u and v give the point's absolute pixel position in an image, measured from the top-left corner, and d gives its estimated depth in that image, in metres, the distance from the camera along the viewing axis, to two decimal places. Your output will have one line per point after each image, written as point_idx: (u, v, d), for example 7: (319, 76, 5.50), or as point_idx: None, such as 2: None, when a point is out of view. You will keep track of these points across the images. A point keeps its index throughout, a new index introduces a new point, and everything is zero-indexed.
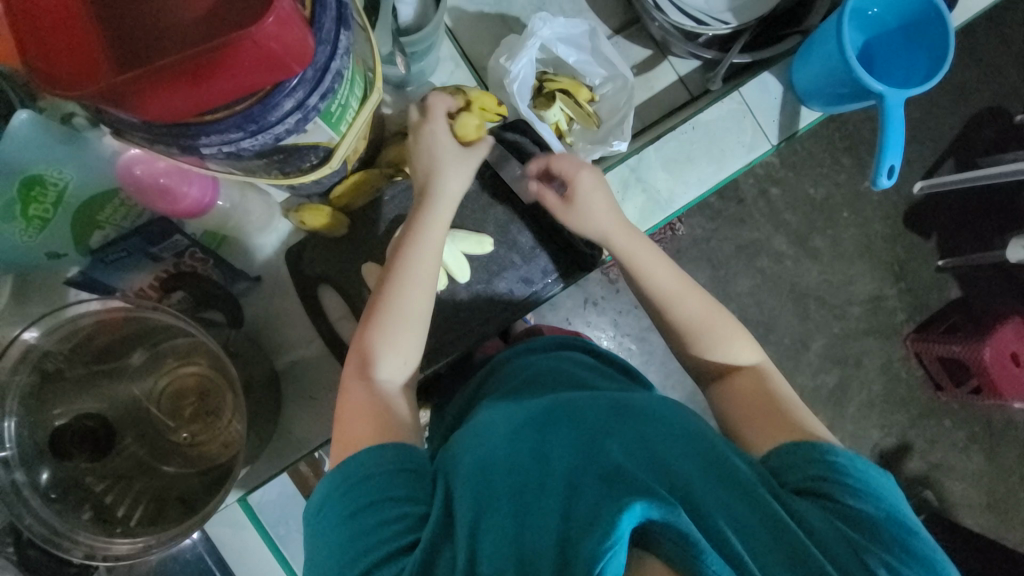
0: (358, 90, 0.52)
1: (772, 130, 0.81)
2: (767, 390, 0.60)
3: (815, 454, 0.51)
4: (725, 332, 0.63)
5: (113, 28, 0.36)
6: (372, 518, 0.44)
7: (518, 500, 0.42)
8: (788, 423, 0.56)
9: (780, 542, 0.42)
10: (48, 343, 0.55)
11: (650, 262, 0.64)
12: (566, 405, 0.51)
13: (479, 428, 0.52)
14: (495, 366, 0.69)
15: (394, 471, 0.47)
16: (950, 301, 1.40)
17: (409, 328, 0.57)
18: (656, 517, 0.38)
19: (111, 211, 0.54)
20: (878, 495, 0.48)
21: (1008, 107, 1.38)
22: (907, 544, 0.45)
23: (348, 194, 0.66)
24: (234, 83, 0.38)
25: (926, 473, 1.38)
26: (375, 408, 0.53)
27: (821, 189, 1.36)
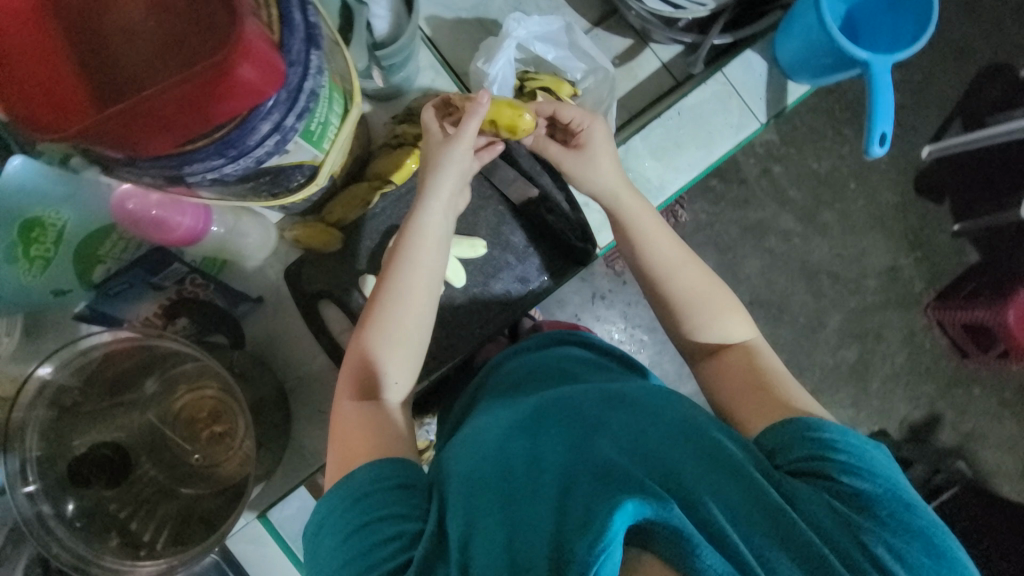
0: (338, 106, 0.53)
1: (759, 108, 0.79)
2: (759, 366, 0.59)
3: (805, 432, 0.50)
4: (716, 306, 0.63)
5: (97, 75, 0.38)
6: (366, 539, 0.44)
7: (510, 504, 0.44)
8: (777, 405, 0.56)
9: (772, 525, 0.42)
10: (62, 376, 0.57)
11: (644, 237, 0.65)
12: (555, 406, 0.52)
13: (472, 434, 0.53)
14: (491, 369, 0.71)
15: (390, 489, 0.47)
16: (969, 266, 1.36)
17: (404, 341, 0.57)
18: (650, 514, 0.40)
19: (110, 246, 0.56)
20: (873, 471, 0.48)
21: (1013, 63, 1.35)
22: (907, 522, 0.45)
23: (341, 210, 0.67)
24: (210, 112, 0.39)
25: (959, 444, 1.35)
26: (370, 423, 0.53)
27: (824, 163, 1.34)
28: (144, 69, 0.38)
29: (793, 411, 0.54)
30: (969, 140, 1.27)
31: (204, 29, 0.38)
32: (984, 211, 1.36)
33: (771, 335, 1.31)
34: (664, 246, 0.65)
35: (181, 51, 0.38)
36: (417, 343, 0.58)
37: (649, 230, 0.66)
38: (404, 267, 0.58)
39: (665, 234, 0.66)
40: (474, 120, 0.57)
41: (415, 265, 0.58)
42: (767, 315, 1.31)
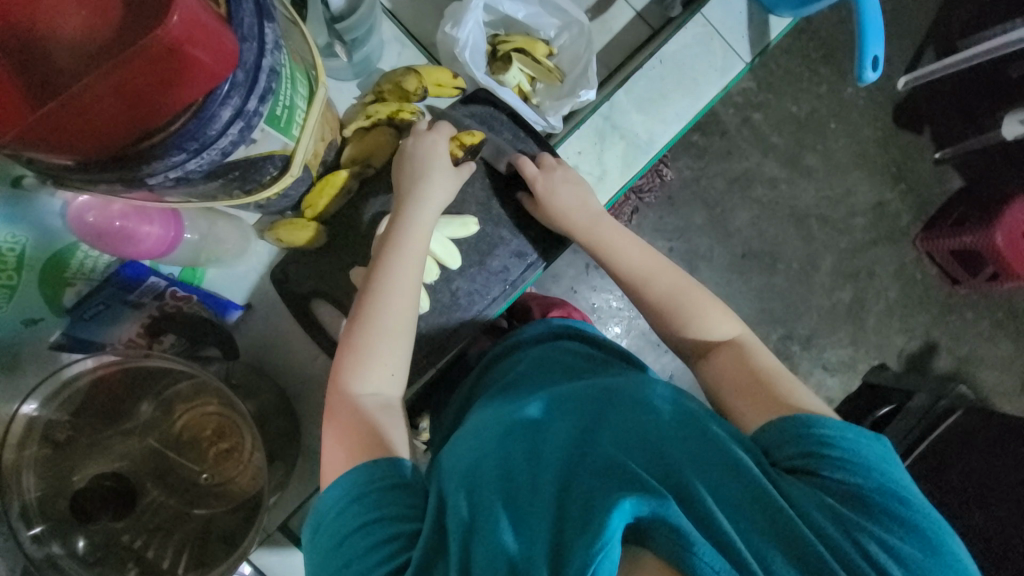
0: (302, 87, 0.49)
1: (743, 47, 0.76)
2: (750, 365, 0.57)
3: (799, 429, 0.49)
4: (697, 307, 0.62)
5: (22, 68, 0.33)
6: (363, 541, 0.44)
7: (507, 501, 0.43)
8: (774, 400, 0.54)
9: (766, 520, 0.42)
10: (50, 411, 0.54)
11: (616, 256, 0.66)
12: (549, 409, 0.52)
13: (470, 434, 0.53)
14: (489, 364, 0.70)
15: (386, 489, 0.47)
16: (952, 192, 1.36)
17: (393, 337, 0.56)
18: (645, 512, 0.40)
19: (77, 268, 0.54)
20: (872, 467, 0.47)
21: None
22: (904, 518, 0.44)
23: (320, 200, 0.63)
24: (160, 99, 0.35)
25: (956, 368, 1.37)
26: (362, 427, 0.52)
27: (803, 106, 1.32)
28: (74, 54, 0.33)
29: (793, 408, 0.52)
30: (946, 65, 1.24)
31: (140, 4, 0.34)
32: (966, 135, 1.35)
33: (767, 285, 1.30)
34: (642, 261, 0.65)
35: (116, 28, 0.33)
36: (405, 332, 0.57)
37: (621, 251, 0.66)
38: (394, 269, 0.58)
39: (642, 249, 0.66)
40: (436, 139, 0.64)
41: (393, 289, 0.57)
42: (760, 265, 1.30)
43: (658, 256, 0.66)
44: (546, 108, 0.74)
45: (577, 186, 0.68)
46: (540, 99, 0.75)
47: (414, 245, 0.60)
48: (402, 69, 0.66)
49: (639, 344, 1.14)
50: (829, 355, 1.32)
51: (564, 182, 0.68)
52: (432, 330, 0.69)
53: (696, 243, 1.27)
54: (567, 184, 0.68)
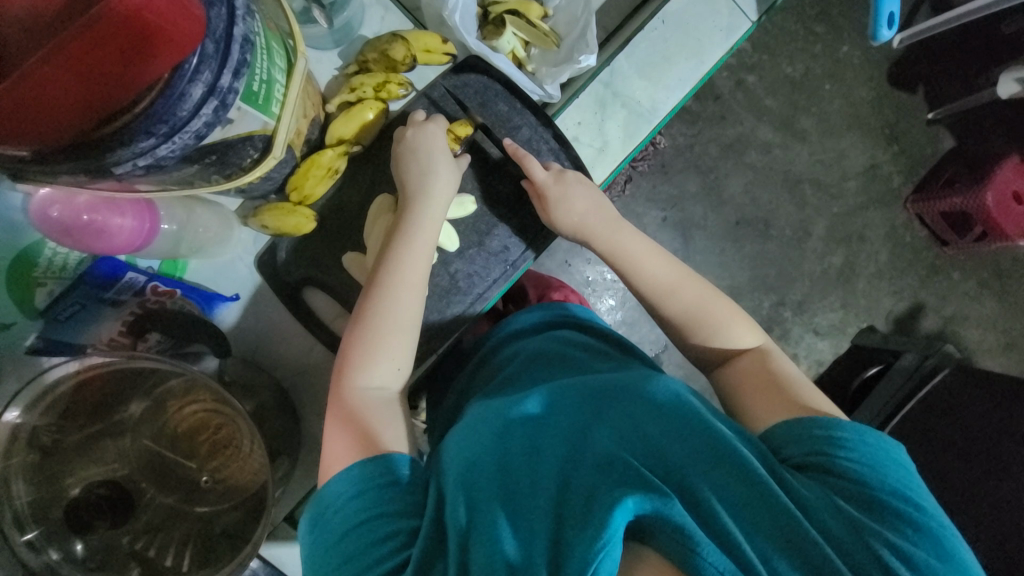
0: (279, 59, 0.45)
1: (749, 4, 0.71)
2: (773, 370, 0.58)
3: (814, 429, 0.49)
4: (720, 319, 0.62)
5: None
6: (364, 538, 0.43)
7: (508, 498, 0.43)
8: (789, 398, 0.54)
9: (769, 518, 0.42)
10: (34, 418, 0.52)
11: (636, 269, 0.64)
12: (554, 402, 0.51)
13: (470, 423, 0.52)
14: (485, 357, 0.69)
15: (385, 488, 0.46)
16: (945, 152, 1.34)
17: (393, 333, 0.54)
18: (648, 509, 0.40)
19: (44, 267, 0.51)
20: (881, 468, 0.47)
21: None
22: (914, 520, 0.44)
23: (306, 182, 0.59)
24: (120, 75, 0.31)
25: (942, 328, 1.39)
26: (361, 426, 0.50)
27: (798, 66, 1.28)
28: (16, 24, 0.29)
29: (814, 411, 0.52)
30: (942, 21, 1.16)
31: None
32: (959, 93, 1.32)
33: (760, 252, 1.29)
34: (660, 272, 0.64)
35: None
36: (414, 327, 0.56)
37: (640, 260, 0.64)
38: (394, 271, 0.56)
39: (660, 260, 0.64)
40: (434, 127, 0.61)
41: (392, 290, 0.55)
42: (753, 232, 1.29)
43: (680, 266, 0.65)
44: (543, 75, 0.69)
45: (588, 189, 0.65)
46: (535, 66, 0.70)
47: (426, 242, 0.58)
48: (388, 35, 0.61)
49: (635, 315, 1.14)
50: (820, 320, 1.33)
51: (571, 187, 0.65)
52: (432, 315, 0.66)
53: (690, 212, 1.25)
54: (576, 188, 0.65)
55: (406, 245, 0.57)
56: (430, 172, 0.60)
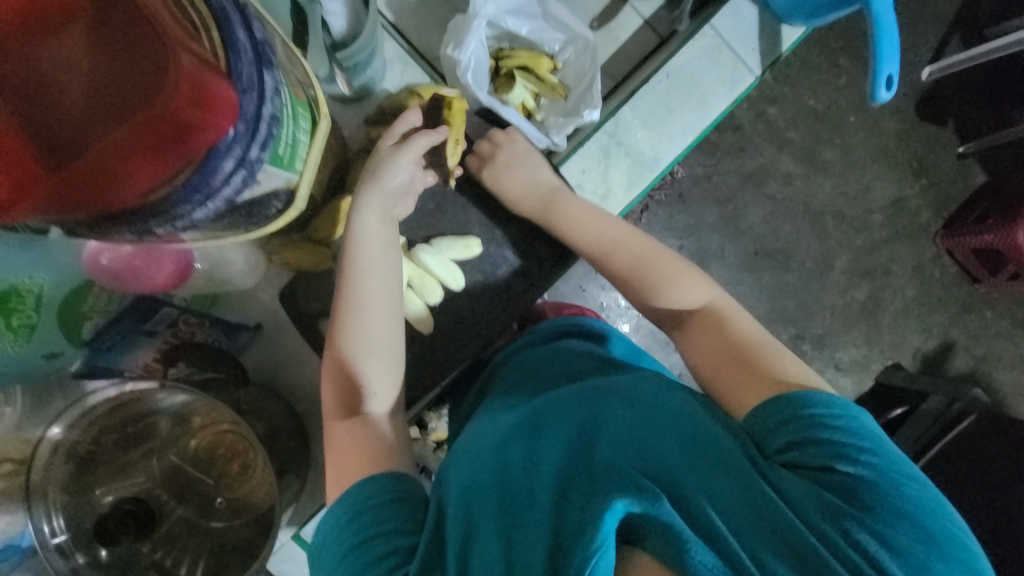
0: (304, 122, 0.49)
1: (753, 60, 0.74)
2: (731, 333, 0.58)
3: (795, 409, 0.48)
4: (664, 274, 0.63)
5: (21, 119, 0.33)
6: (363, 558, 0.45)
7: (505, 508, 0.45)
8: (756, 370, 0.54)
9: (760, 519, 0.42)
10: (74, 433, 0.56)
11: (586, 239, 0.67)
12: (543, 411, 0.53)
13: (472, 439, 0.55)
14: (496, 367, 0.71)
15: (380, 506, 0.48)
16: (976, 187, 1.31)
17: (383, 350, 0.58)
18: (637, 510, 0.41)
19: (93, 302, 0.57)
20: (864, 448, 0.46)
21: None
22: (897, 505, 0.43)
23: (328, 225, 0.65)
24: (167, 157, 0.36)
25: (974, 368, 1.34)
26: (362, 441, 0.54)
27: (821, 98, 1.27)
28: (76, 115, 0.34)
29: (787, 385, 0.52)
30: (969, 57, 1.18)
31: (140, 71, 0.34)
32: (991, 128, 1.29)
33: (779, 283, 1.28)
34: (604, 233, 0.66)
35: (117, 92, 0.34)
36: (390, 346, 0.59)
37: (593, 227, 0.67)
38: (376, 289, 0.59)
39: (607, 223, 0.67)
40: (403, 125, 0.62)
41: (375, 310, 0.59)
42: (772, 263, 1.28)
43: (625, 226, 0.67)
44: (551, 124, 0.73)
45: (536, 162, 0.69)
46: (543, 115, 0.74)
47: (380, 255, 0.60)
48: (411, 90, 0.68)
49: (649, 342, 1.15)
50: (842, 355, 1.31)
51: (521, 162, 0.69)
52: (436, 350, 0.71)
53: (707, 242, 1.25)
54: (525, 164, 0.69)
55: (387, 254, 0.60)
56: (396, 159, 0.61)
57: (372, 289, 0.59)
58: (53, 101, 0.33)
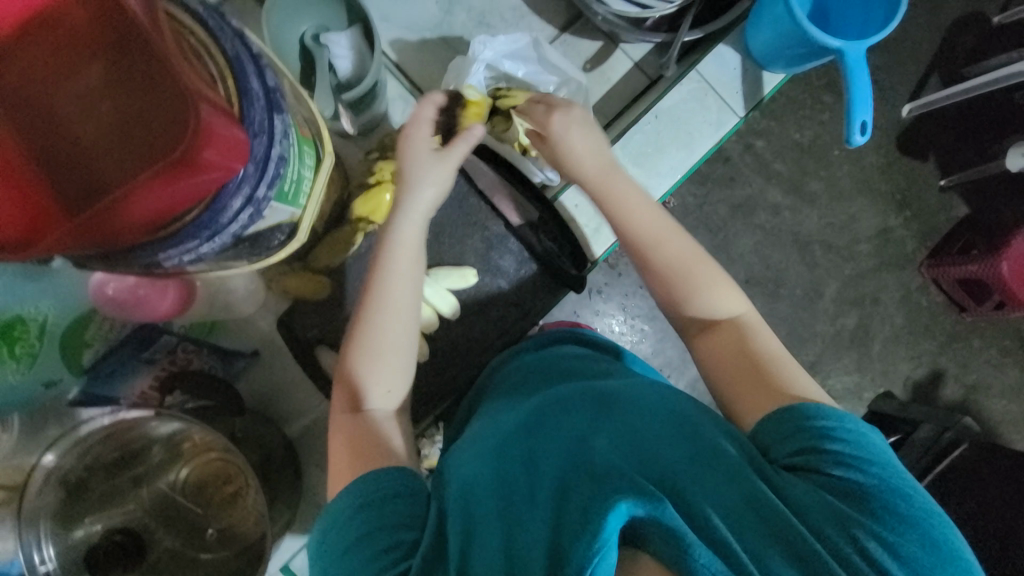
0: (309, 159, 0.51)
1: (736, 102, 0.79)
2: (752, 347, 0.57)
3: (801, 420, 0.49)
4: (707, 281, 0.61)
5: (66, 182, 0.37)
6: (366, 551, 0.45)
7: (507, 507, 0.45)
8: (771, 384, 0.54)
9: (762, 521, 0.42)
10: (69, 461, 0.55)
11: (631, 223, 0.63)
12: (545, 413, 0.54)
13: (472, 441, 0.55)
14: (493, 369, 0.70)
15: (383, 500, 0.48)
16: (959, 219, 1.33)
17: (392, 356, 0.57)
18: (642, 513, 0.41)
19: (95, 330, 0.59)
20: (869, 460, 0.46)
21: (988, 9, 1.30)
22: (901, 513, 0.43)
23: (327, 255, 0.68)
24: (176, 195, 0.37)
25: (963, 397, 1.36)
26: (365, 438, 0.54)
27: (806, 133, 1.32)
28: (112, 174, 0.37)
29: (794, 398, 0.52)
30: (949, 94, 1.22)
31: (164, 127, 0.37)
32: (972, 162, 1.33)
33: (770, 311, 1.31)
34: (651, 225, 0.63)
35: (143, 151, 0.37)
36: (405, 350, 0.58)
37: (639, 215, 0.63)
38: (395, 286, 0.58)
39: (652, 215, 0.64)
40: (429, 106, 0.64)
41: (397, 313, 0.58)
42: (762, 291, 1.31)
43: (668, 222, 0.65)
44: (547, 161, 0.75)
45: (591, 139, 0.66)
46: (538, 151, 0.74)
47: (409, 254, 0.60)
48: (449, 95, 0.68)
49: None
50: (834, 382, 1.32)
51: (575, 134, 0.66)
52: (431, 377, 0.73)
53: None
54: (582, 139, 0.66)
55: (418, 250, 0.61)
56: (418, 162, 0.61)
57: (391, 289, 0.58)
58: (89, 163, 0.37)
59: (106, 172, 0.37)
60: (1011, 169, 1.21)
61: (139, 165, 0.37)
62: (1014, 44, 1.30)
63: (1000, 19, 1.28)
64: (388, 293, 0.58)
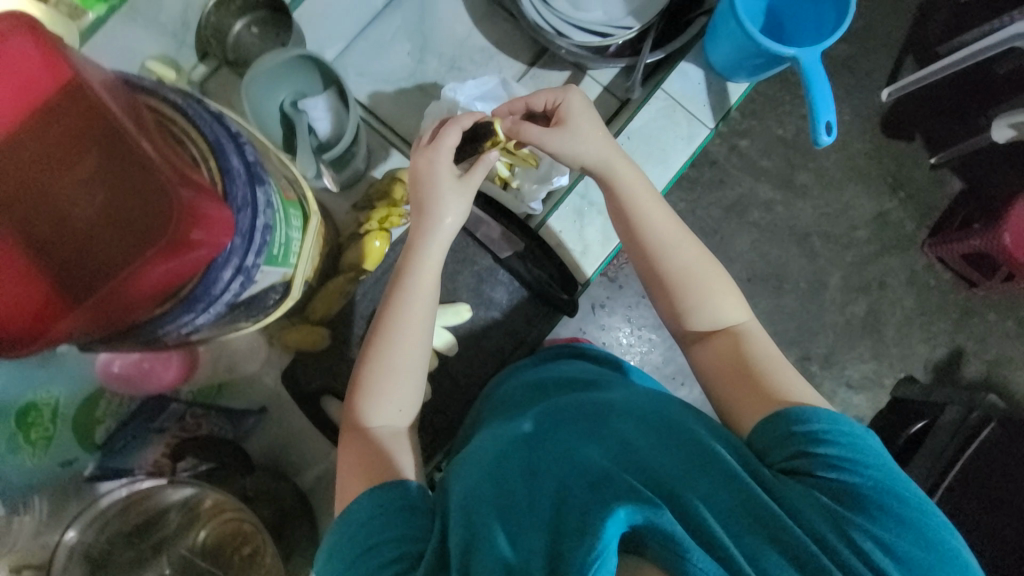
0: (296, 221, 0.54)
1: (705, 114, 0.81)
2: (747, 354, 0.58)
3: (790, 424, 0.50)
4: (715, 285, 0.62)
5: (64, 270, 0.40)
6: (373, 562, 0.45)
7: (505, 516, 0.45)
8: (765, 390, 0.54)
9: (756, 521, 0.42)
10: (90, 535, 0.57)
11: (643, 217, 0.64)
12: (545, 426, 0.54)
13: (473, 453, 0.55)
14: (489, 392, 0.71)
15: (390, 513, 0.48)
16: (956, 195, 1.32)
17: (397, 382, 0.57)
18: (641, 520, 0.41)
19: (104, 407, 0.62)
20: (865, 462, 0.46)
21: None
22: (899, 514, 0.43)
23: (323, 306, 0.70)
24: (169, 273, 0.40)
25: (987, 374, 1.33)
26: (368, 457, 0.54)
27: (789, 127, 1.32)
28: (109, 258, 0.39)
29: (787, 403, 0.52)
30: (929, 74, 1.20)
31: (154, 210, 0.39)
32: (960, 136, 1.31)
33: (776, 307, 1.30)
34: (664, 224, 0.64)
35: (136, 235, 0.39)
36: (415, 375, 0.58)
37: (649, 210, 0.64)
38: (400, 310, 0.58)
39: (662, 211, 0.64)
40: (455, 126, 0.63)
41: (411, 335, 0.58)
42: (765, 288, 1.30)
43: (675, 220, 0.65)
44: (526, 192, 0.77)
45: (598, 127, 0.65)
46: (519, 181, 0.77)
47: (427, 281, 0.60)
48: (481, 119, 0.65)
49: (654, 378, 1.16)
50: (851, 372, 1.31)
51: (582, 118, 0.65)
52: (436, 413, 0.75)
53: None
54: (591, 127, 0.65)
55: (436, 270, 0.60)
56: (437, 191, 0.61)
57: (394, 317, 0.58)
58: (87, 248, 0.40)
59: (102, 257, 0.39)
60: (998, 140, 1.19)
61: (133, 247, 0.39)
62: (989, 15, 1.30)
63: None
64: (391, 319, 0.58)
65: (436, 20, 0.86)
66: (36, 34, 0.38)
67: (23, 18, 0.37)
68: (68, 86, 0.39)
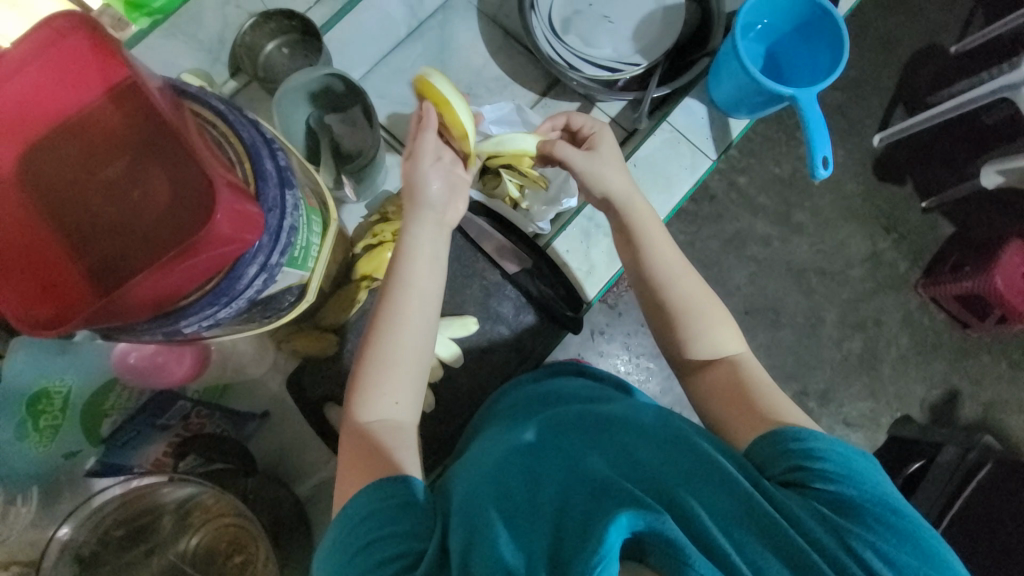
0: (318, 226, 0.56)
1: (707, 146, 0.85)
2: (745, 379, 0.59)
3: (784, 442, 0.50)
4: (714, 317, 0.63)
5: (97, 261, 0.42)
6: (372, 557, 0.45)
7: (507, 516, 0.45)
8: (758, 415, 0.55)
9: (758, 530, 0.42)
10: (82, 533, 0.56)
11: (652, 243, 0.66)
12: (546, 437, 0.54)
13: (476, 461, 0.55)
14: (490, 406, 0.71)
15: (394, 506, 0.48)
16: (947, 239, 1.36)
17: (402, 386, 0.57)
18: (643, 526, 0.41)
19: (114, 399, 0.61)
20: (858, 478, 0.47)
21: (940, 44, 1.39)
22: (894, 526, 0.44)
23: (334, 313, 0.71)
24: (198, 269, 0.41)
25: (983, 416, 1.33)
26: (368, 451, 0.54)
27: (785, 167, 1.37)
28: (143, 250, 0.41)
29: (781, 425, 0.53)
30: (917, 122, 1.28)
31: (188, 207, 0.41)
32: (949, 182, 1.37)
33: (773, 340, 1.32)
34: (668, 256, 0.66)
35: (169, 230, 0.41)
36: (421, 377, 0.59)
37: (656, 241, 0.66)
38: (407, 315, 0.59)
39: (668, 243, 0.67)
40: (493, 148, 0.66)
41: (411, 344, 0.58)
42: (762, 321, 1.32)
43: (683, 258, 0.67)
44: (535, 212, 0.80)
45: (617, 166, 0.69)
46: (529, 203, 0.80)
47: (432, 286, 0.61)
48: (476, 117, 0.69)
49: None
50: (849, 409, 1.31)
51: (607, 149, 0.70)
52: (438, 424, 0.75)
53: None
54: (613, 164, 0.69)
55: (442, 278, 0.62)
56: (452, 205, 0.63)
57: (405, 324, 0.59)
58: (118, 240, 0.42)
59: (135, 249, 0.42)
60: (988, 186, 1.24)
61: (165, 241, 0.41)
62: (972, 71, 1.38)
63: (957, 49, 1.38)
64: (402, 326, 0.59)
65: (456, 51, 0.91)
66: (93, 33, 0.41)
67: (83, 18, 0.40)
68: (120, 86, 0.43)
